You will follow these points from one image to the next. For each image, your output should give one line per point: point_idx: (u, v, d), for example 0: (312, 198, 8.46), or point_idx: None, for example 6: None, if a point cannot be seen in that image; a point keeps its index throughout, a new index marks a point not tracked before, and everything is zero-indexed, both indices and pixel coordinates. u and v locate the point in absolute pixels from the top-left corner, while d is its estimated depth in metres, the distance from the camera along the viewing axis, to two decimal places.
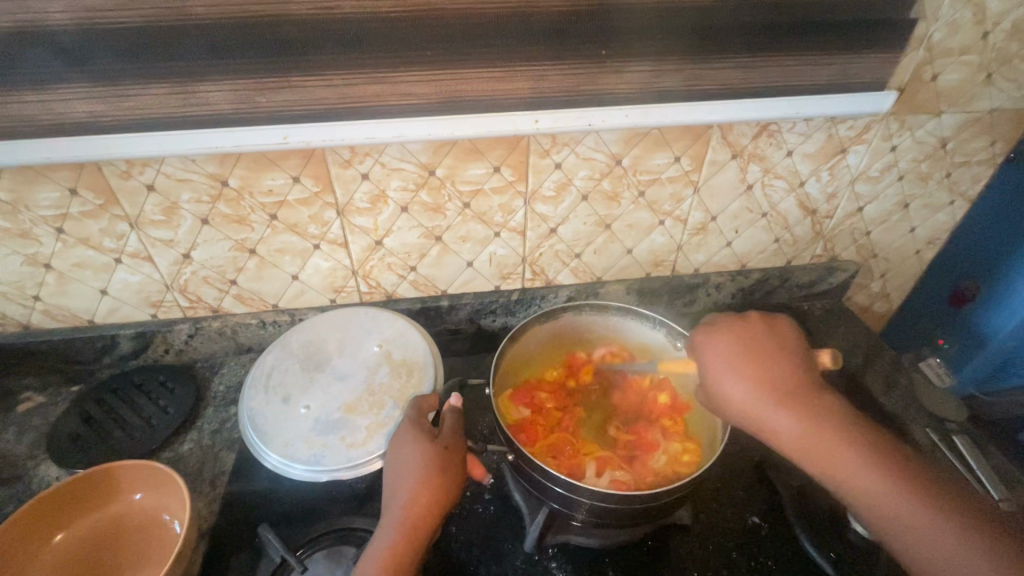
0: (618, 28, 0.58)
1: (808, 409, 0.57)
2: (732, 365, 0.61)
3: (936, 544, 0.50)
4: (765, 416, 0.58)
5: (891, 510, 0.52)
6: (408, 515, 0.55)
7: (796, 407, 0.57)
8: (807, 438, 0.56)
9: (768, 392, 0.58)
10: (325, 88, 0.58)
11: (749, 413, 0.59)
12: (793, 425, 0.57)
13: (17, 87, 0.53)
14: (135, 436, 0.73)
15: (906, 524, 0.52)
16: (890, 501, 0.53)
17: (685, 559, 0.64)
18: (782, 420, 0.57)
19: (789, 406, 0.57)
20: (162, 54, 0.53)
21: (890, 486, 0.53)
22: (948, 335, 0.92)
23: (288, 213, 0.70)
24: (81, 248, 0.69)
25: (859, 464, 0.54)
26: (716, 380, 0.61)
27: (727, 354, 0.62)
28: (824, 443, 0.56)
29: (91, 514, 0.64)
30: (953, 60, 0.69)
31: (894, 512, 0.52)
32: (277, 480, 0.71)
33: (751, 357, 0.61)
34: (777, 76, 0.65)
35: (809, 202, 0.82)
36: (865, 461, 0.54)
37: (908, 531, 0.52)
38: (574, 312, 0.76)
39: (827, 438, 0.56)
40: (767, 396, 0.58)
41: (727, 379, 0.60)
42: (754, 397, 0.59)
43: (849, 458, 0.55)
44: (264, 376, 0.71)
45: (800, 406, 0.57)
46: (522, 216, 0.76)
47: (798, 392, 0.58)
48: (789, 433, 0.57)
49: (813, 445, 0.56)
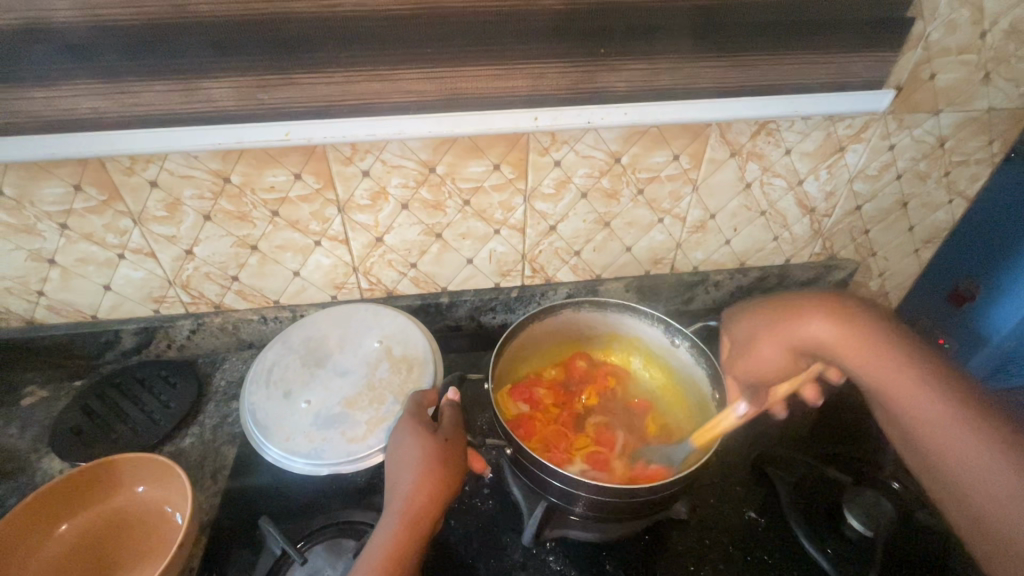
0: (617, 26, 0.59)
1: (849, 320, 0.55)
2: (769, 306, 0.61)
3: (972, 459, 0.45)
4: (796, 330, 0.57)
5: (934, 422, 0.48)
6: (408, 508, 0.55)
7: (834, 312, 0.56)
8: (848, 344, 0.54)
9: (802, 311, 0.57)
10: (327, 85, 0.58)
11: (783, 329, 0.58)
12: (831, 329, 0.55)
13: (22, 84, 0.53)
14: (137, 431, 0.74)
15: (954, 448, 0.46)
16: (937, 415, 0.48)
17: (682, 553, 0.65)
18: (817, 328, 0.55)
19: (829, 318, 0.55)
20: (166, 51, 0.53)
21: (939, 399, 0.49)
22: (947, 335, 0.93)
23: (290, 209, 0.71)
24: (85, 243, 0.70)
25: (900, 370, 0.51)
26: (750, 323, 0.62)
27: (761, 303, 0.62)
28: (866, 347, 0.53)
29: (94, 507, 0.65)
30: (950, 60, 0.69)
31: (940, 432, 0.48)
32: (277, 474, 0.71)
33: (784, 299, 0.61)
34: (775, 75, 0.65)
35: (807, 201, 0.82)
36: (913, 373, 0.50)
37: (952, 450, 0.47)
38: (572, 309, 0.76)
39: (872, 347, 0.53)
40: (802, 313, 0.57)
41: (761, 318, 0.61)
42: (787, 317, 0.58)
43: (894, 368, 0.51)
44: (265, 372, 0.71)
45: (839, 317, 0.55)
46: (522, 213, 0.76)
47: (840, 306, 0.56)
48: (828, 338, 0.55)
49: (854, 349, 0.54)
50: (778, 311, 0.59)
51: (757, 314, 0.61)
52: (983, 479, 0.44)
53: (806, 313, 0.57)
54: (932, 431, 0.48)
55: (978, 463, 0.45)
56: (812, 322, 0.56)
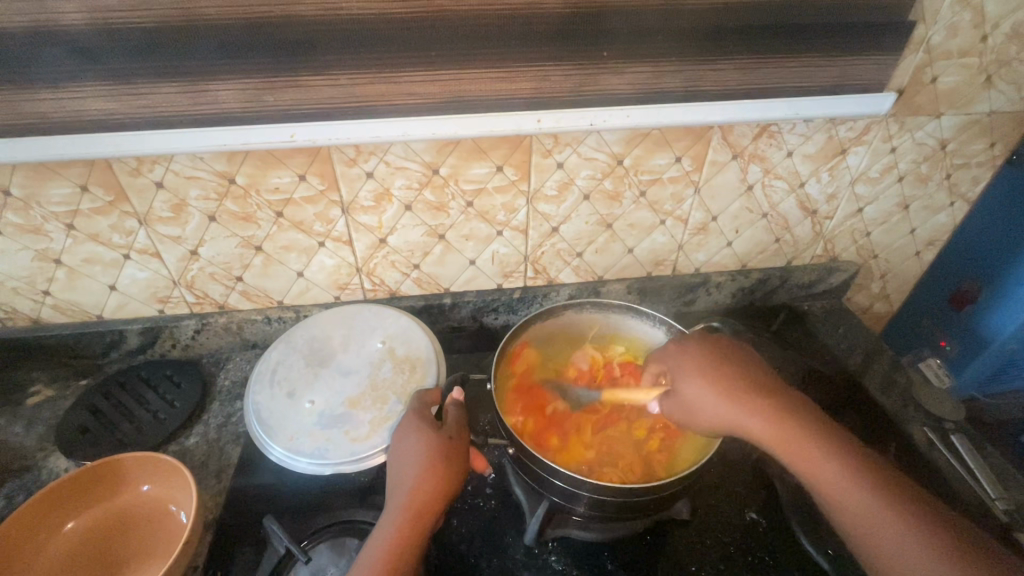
0: (620, 29, 0.59)
1: (778, 410, 0.58)
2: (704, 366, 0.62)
3: (890, 542, 0.51)
4: (737, 413, 0.59)
5: (862, 514, 0.52)
6: (411, 505, 0.56)
7: (767, 408, 0.59)
8: (782, 437, 0.57)
9: (741, 392, 0.60)
10: (331, 87, 0.59)
11: (722, 410, 0.60)
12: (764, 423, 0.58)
13: (31, 86, 0.54)
14: (142, 430, 0.74)
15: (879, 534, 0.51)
16: (864, 504, 0.53)
17: (684, 554, 0.65)
18: (753, 416, 0.58)
19: (762, 405, 0.59)
20: (173, 53, 0.54)
21: (860, 487, 0.53)
22: (949, 336, 0.92)
23: (294, 210, 0.71)
24: (91, 244, 0.70)
25: (828, 463, 0.55)
26: (685, 384, 0.62)
27: (697, 359, 0.63)
28: (796, 442, 0.57)
29: (100, 505, 0.66)
30: (952, 63, 0.70)
31: (867, 519, 0.52)
32: (280, 474, 0.72)
33: (722, 359, 0.63)
34: (776, 77, 0.65)
35: (809, 203, 0.83)
36: (833, 462, 0.55)
37: (877, 534, 0.51)
38: (574, 309, 0.78)
39: (801, 442, 0.57)
40: (736, 399, 0.60)
41: (695, 377, 0.62)
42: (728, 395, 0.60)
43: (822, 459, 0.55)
44: (270, 371, 0.72)
45: (768, 407, 0.59)
46: (524, 215, 0.77)
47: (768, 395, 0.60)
48: (761, 430, 0.58)
49: (782, 443, 0.57)
50: (720, 381, 0.61)
51: (688, 368, 0.63)
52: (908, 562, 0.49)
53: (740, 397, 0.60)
54: (858, 521, 0.53)
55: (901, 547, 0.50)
56: (752, 410, 0.59)
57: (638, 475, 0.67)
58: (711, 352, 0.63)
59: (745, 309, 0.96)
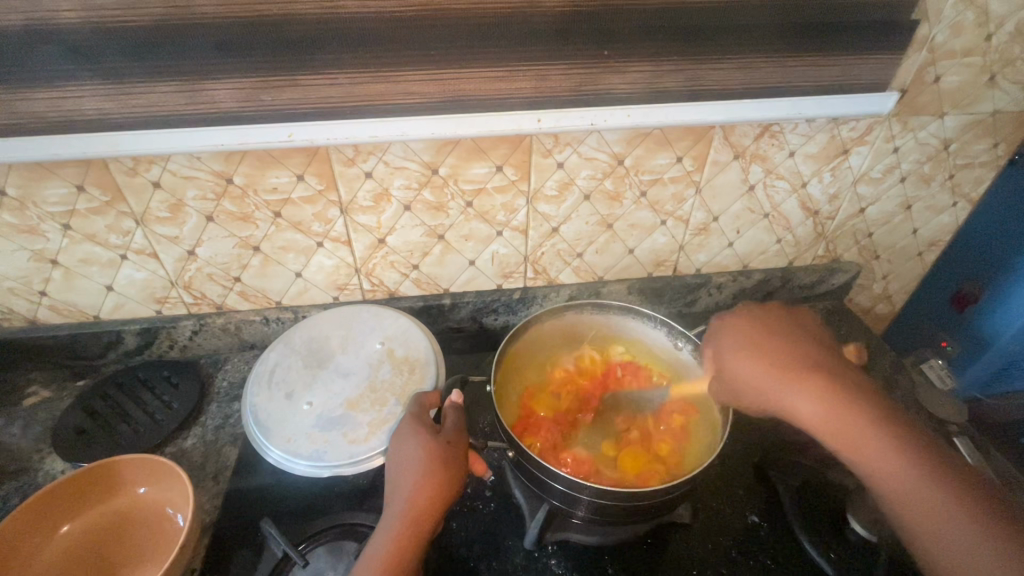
0: (621, 28, 0.58)
1: (832, 390, 0.57)
2: (751, 348, 0.64)
3: (945, 527, 0.50)
4: (786, 393, 0.59)
5: (918, 499, 0.51)
6: (410, 510, 0.55)
7: (816, 392, 0.58)
8: (837, 420, 0.56)
9: (792, 371, 0.60)
10: (329, 87, 0.58)
11: (773, 389, 0.60)
12: (816, 403, 0.57)
13: (25, 85, 0.53)
14: (139, 432, 0.74)
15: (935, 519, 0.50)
16: (921, 489, 0.52)
17: (684, 557, 0.65)
18: (805, 398, 0.58)
19: (810, 385, 0.58)
20: (169, 52, 0.53)
21: (918, 472, 0.52)
22: (952, 338, 0.92)
23: (292, 210, 0.71)
24: (88, 244, 0.70)
25: (884, 447, 0.54)
26: (735, 364, 0.64)
27: (744, 343, 0.65)
28: (851, 424, 0.56)
29: (96, 508, 0.65)
30: (956, 62, 0.69)
31: (921, 504, 0.51)
32: (278, 476, 0.71)
33: (769, 340, 0.64)
34: (778, 76, 0.65)
35: (811, 203, 0.82)
36: (890, 445, 0.54)
37: (931, 519, 0.50)
38: (575, 310, 0.78)
39: (857, 424, 0.55)
40: (783, 380, 0.60)
41: (742, 357, 0.64)
42: (777, 375, 0.60)
43: (878, 442, 0.54)
44: (267, 373, 0.71)
45: (821, 386, 0.58)
46: (524, 215, 0.76)
47: (819, 372, 0.59)
48: (814, 412, 0.57)
49: (837, 425, 0.56)
50: (768, 362, 0.62)
51: (737, 348, 0.65)
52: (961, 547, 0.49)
53: (790, 377, 0.60)
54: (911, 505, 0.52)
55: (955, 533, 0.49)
56: (801, 391, 0.58)
57: (636, 479, 0.65)
58: (758, 332, 0.65)
59: None
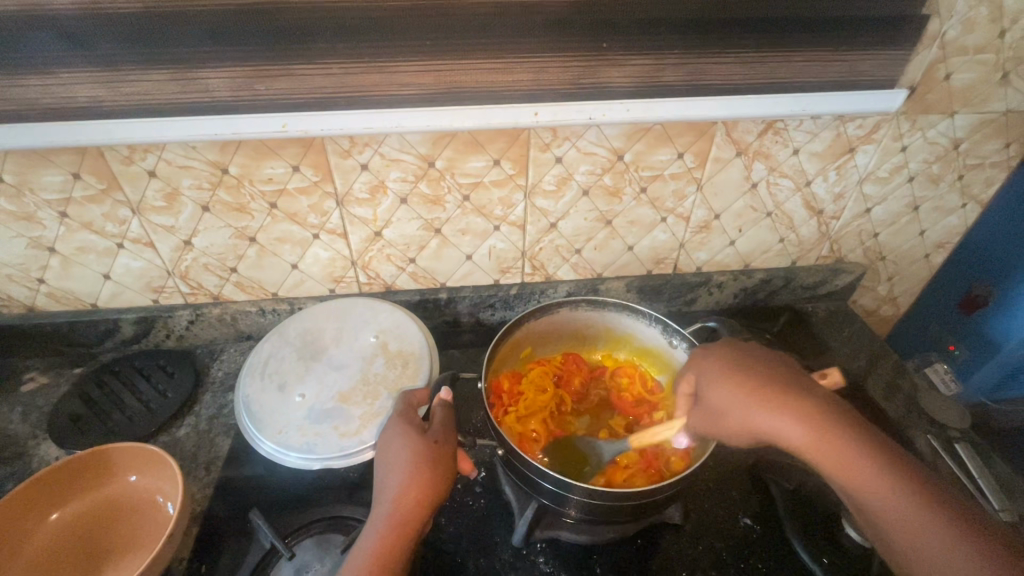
0: (620, 20, 0.57)
1: (802, 413, 0.54)
2: (735, 367, 0.60)
3: (927, 544, 0.47)
4: (757, 414, 0.56)
5: (911, 523, 0.48)
6: (397, 511, 0.54)
7: (793, 406, 0.55)
8: (812, 438, 0.53)
9: (765, 395, 0.56)
10: (323, 76, 0.58)
11: (748, 419, 0.56)
12: (796, 430, 0.54)
13: (20, 71, 0.53)
14: (134, 420, 0.74)
15: (907, 533, 0.48)
16: (909, 510, 0.48)
17: (672, 558, 0.64)
18: (789, 420, 0.54)
19: (774, 405, 0.55)
20: (164, 40, 0.53)
21: (891, 489, 0.49)
22: (958, 342, 0.88)
23: (287, 201, 0.70)
24: (84, 232, 0.70)
25: (869, 469, 0.51)
26: (714, 389, 0.59)
27: (716, 370, 0.61)
28: (824, 435, 0.53)
29: (87, 495, 0.65)
30: (967, 59, 0.67)
31: (900, 519, 0.48)
32: (270, 467, 0.71)
33: (749, 369, 0.59)
34: (783, 70, 0.63)
35: (815, 202, 0.81)
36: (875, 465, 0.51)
37: (925, 544, 0.47)
38: (569, 307, 0.75)
39: (836, 446, 0.52)
40: (760, 398, 0.56)
41: (725, 381, 0.59)
42: (751, 401, 0.56)
43: (859, 461, 0.51)
44: (260, 365, 0.71)
45: (805, 408, 0.55)
46: (522, 210, 0.75)
47: (809, 397, 0.55)
48: (788, 430, 0.54)
49: (812, 446, 0.53)
50: (749, 386, 0.57)
51: (717, 376, 0.60)
52: (925, 547, 0.47)
53: (772, 398, 0.56)
54: (890, 517, 0.49)
55: (932, 542, 0.46)
56: (775, 409, 0.55)
57: (653, 477, 0.66)
58: (732, 362, 0.60)
59: (747, 309, 0.94)
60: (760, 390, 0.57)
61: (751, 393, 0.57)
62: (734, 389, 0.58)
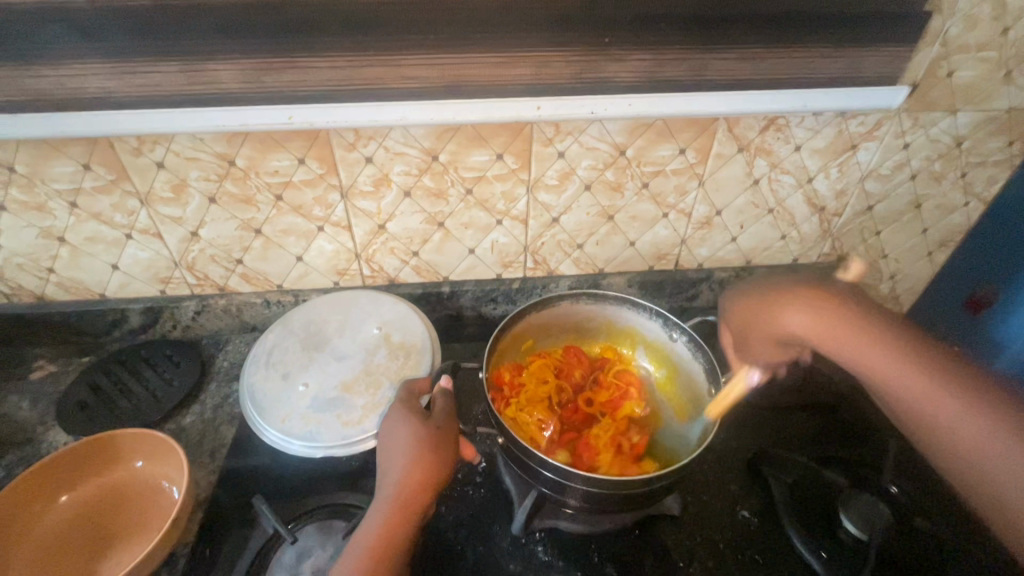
0: (622, 15, 0.58)
1: (820, 310, 0.58)
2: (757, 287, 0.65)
3: (947, 418, 0.50)
4: (777, 318, 0.61)
5: (931, 401, 0.51)
6: (400, 496, 0.55)
7: (811, 305, 0.59)
8: (826, 330, 0.57)
9: (783, 300, 0.61)
10: (329, 69, 0.58)
11: (770, 322, 0.61)
12: (814, 326, 0.58)
13: (33, 62, 0.54)
14: (140, 408, 0.75)
15: (930, 411, 0.51)
16: (928, 389, 0.51)
17: (670, 549, 0.65)
18: (806, 319, 0.59)
19: (793, 308, 0.60)
20: (173, 32, 0.54)
21: (911, 371, 0.52)
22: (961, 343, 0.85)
23: (293, 194, 0.71)
24: (94, 222, 0.71)
25: (890, 358, 0.54)
26: (740, 305, 0.65)
27: (743, 293, 0.65)
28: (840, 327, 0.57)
29: (94, 479, 0.67)
30: (970, 57, 0.67)
31: (922, 400, 0.51)
32: (274, 456, 0.72)
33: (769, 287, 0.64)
34: (784, 66, 0.64)
35: (816, 199, 0.81)
36: (893, 351, 0.54)
37: (949, 418, 0.50)
38: (570, 300, 0.75)
39: (852, 336, 0.56)
40: (779, 305, 0.61)
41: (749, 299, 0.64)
42: (772, 309, 0.61)
43: (874, 349, 0.54)
44: (264, 354, 0.72)
45: (823, 305, 0.59)
46: (524, 204, 0.76)
47: (827, 290, 0.60)
48: (806, 325, 0.59)
49: (828, 337, 0.57)
50: (768, 300, 0.62)
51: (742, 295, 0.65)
52: (945, 421, 0.50)
53: (787, 303, 0.61)
54: (909, 398, 0.52)
55: (948, 414, 0.50)
56: (792, 311, 0.60)
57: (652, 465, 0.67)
58: (752, 285, 0.65)
59: None
60: (778, 298, 0.62)
61: (771, 303, 0.62)
62: (755, 302, 0.63)
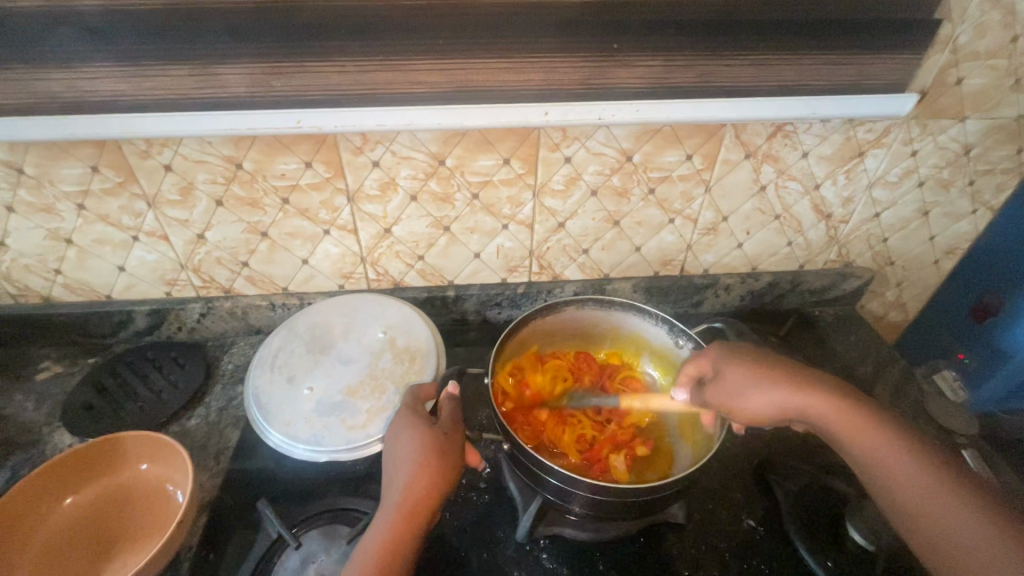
0: (631, 22, 0.58)
1: (822, 391, 0.56)
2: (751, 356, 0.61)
3: (948, 523, 0.47)
4: (775, 394, 0.57)
5: (931, 502, 0.49)
6: (406, 501, 0.55)
7: (812, 385, 0.57)
8: (833, 416, 0.55)
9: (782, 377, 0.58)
10: (337, 74, 0.59)
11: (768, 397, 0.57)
12: (817, 405, 0.55)
13: (44, 65, 0.55)
14: (145, 410, 0.75)
15: (929, 513, 0.48)
16: (929, 490, 0.49)
17: (675, 557, 0.64)
18: (809, 399, 0.56)
19: (796, 386, 0.57)
20: (183, 37, 0.54)
21: (912, 467, 0.51)
22: (969, 351, 0.87)
23: (299, 197, 0.71)
24: (101, 224, 0.71)
25: (892, 452, 0.52)
26: (733, 373, 0.60)
27: (749, 349, 0.62)
28: (845, 416, 0.55)
29: (99, 481, 0.67)
30: (980, 64, 0.67)
31: (921, 499, 0.49)
32: (278, 460, 0.72)
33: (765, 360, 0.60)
34: (793, 73, 0.64)
35: (823, 206, 0.81)
36: (894, 443, 0.52)
37: (950, 522, 0.47)
38: (576, 305, 0.75)
39: (853, 422, 0.54)
40: (778, 379, 0.58)
41: (743, 366, 0.60)
42: (772, 382, 0.58)
43: (874, 438, 0.53)
44: (270, 358, 0.72)
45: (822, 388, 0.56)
46: (531, 209, 0.76)
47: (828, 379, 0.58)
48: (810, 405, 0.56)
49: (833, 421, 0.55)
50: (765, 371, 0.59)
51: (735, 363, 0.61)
52: (943, 525, 0.47)
53: (788, 380, 0.57)
54: (909, 498, 0.50)
55: (947, 517, 0.48)
56: (796, 389, 0.57)
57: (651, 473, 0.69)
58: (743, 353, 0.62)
59: (754, 312, 0.94)
60: (776, 372, 0.58)
61: (771, 376, 0.58)
62: (751, 369, 0.59)
